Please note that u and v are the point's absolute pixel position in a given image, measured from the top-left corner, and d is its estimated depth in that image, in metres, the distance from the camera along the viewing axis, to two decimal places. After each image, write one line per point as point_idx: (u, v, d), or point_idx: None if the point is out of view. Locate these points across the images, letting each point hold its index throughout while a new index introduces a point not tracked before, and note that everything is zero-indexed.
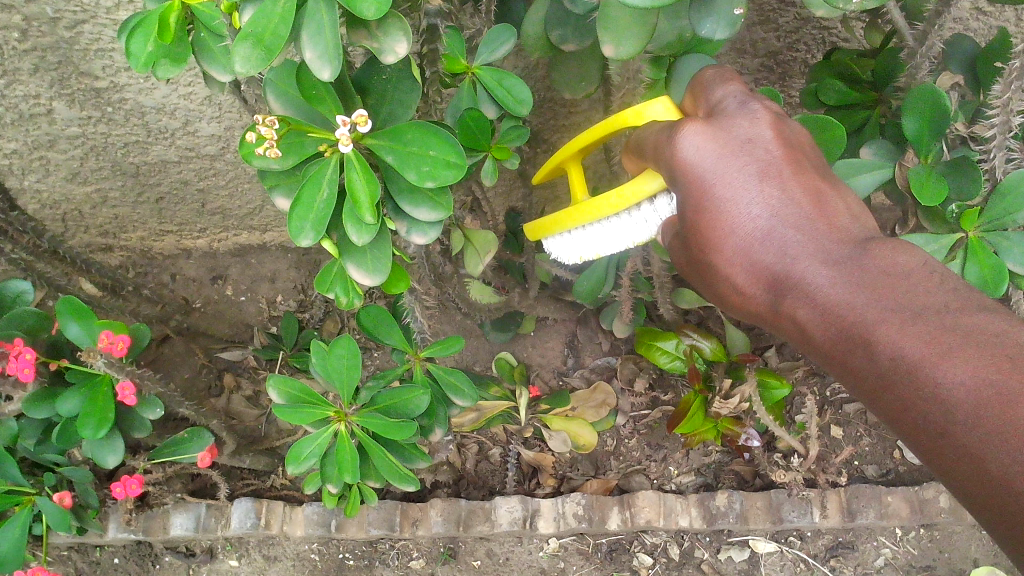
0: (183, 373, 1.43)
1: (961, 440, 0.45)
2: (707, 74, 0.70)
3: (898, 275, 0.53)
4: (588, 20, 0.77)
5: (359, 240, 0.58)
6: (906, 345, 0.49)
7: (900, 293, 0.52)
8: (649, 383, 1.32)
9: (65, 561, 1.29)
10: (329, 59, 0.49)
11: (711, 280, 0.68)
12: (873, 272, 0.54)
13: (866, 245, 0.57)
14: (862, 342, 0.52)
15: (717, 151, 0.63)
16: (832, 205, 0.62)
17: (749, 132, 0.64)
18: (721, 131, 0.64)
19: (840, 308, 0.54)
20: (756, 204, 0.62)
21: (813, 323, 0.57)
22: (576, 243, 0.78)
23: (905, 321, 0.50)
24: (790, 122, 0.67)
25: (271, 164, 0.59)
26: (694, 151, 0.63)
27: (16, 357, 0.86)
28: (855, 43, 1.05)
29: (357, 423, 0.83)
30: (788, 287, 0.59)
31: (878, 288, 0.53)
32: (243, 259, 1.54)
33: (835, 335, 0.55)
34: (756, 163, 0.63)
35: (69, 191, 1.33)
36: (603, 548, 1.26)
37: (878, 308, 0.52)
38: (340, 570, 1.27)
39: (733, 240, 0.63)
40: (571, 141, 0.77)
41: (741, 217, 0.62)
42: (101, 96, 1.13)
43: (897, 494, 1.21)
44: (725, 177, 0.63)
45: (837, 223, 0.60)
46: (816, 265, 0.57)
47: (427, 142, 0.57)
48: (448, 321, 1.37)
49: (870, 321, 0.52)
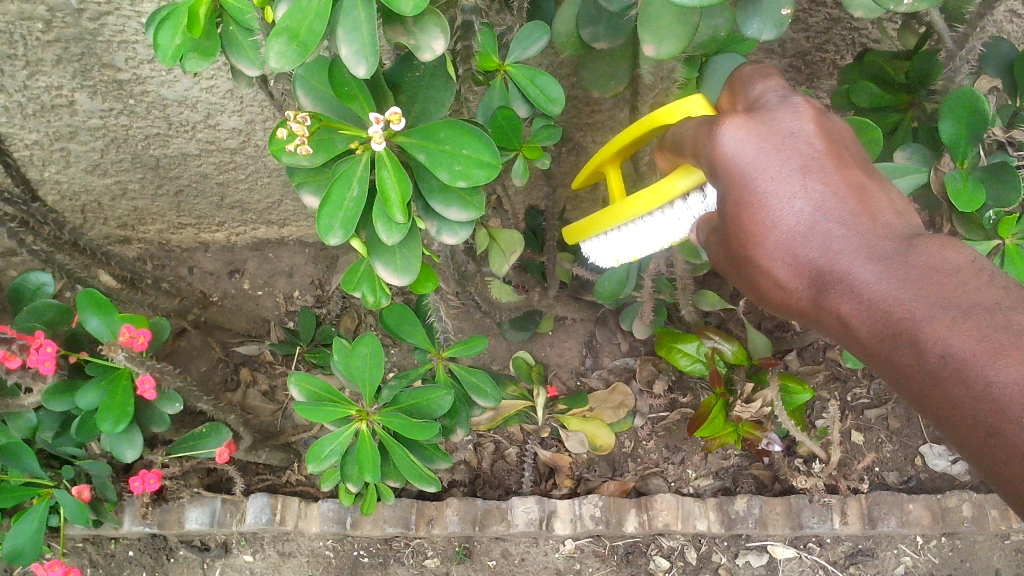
0: (199, 366, 1.43)
1: (1014, 441, 0.44)
2: (745, 70, 0.69)
3: (947, 272, 0.52)
4: (620, 19, 0.75)
5: (388, 239, 0.57)
6: (957, 343, 0.48)
7: (948, 289, 0.51)
8: (668, 385, 1.31)
9: (79, 553, 1.30)
10: (366, 57, 0.48)
11: (747, 274, 0.66)
12: (921, 268, 0.53)
13: (912, 241, 0.56)
14: (910, 338, 0.51)
15: (759, 146, 0.62)
16: (875, 200, 0.60)
17: (792, 126, 0.62)
18: (763, 125, 0.62)
19: (887, 304, 0.53)
20: (799, 199, 0.60)
21: (855, 318, 0.55)
22: (620, 242, 0.79)
23: (955, 317, 0.49)
24: (831, 117, 0.65)
25: (301, 161, 0.58)
26: (734, 145, 0.61)
27: (38, 349, 0.86)
28: (885, 44, 1.03)
29: (379, 423, 0.82)
30: (829, 281, 0.57)
31: (926, 284, 0.52)
32: (261, 253, 1.54)
33: (881, 332, 0.53)
34: (800, 157, 0.61)
35: (90, 182, 1.33)
36: (619, 550, 1.25)
37: (927, 304, 0.51)
38: (355, 568, 1.27)
39: (772, 234, 0.61)
40: (608, 144, 0.79)
41: (782, 212, 0.60)
42: (123, 88, 1.13)
43: (919, 501, 1.19)
44: (767, 172, 0.61)
45: (881, 219, 0.58)
46: (861, 260, 0.56)
47: (460, 140, 0.56)
48: (466, 319, 1.37)
49: (919, 316, 0.51)
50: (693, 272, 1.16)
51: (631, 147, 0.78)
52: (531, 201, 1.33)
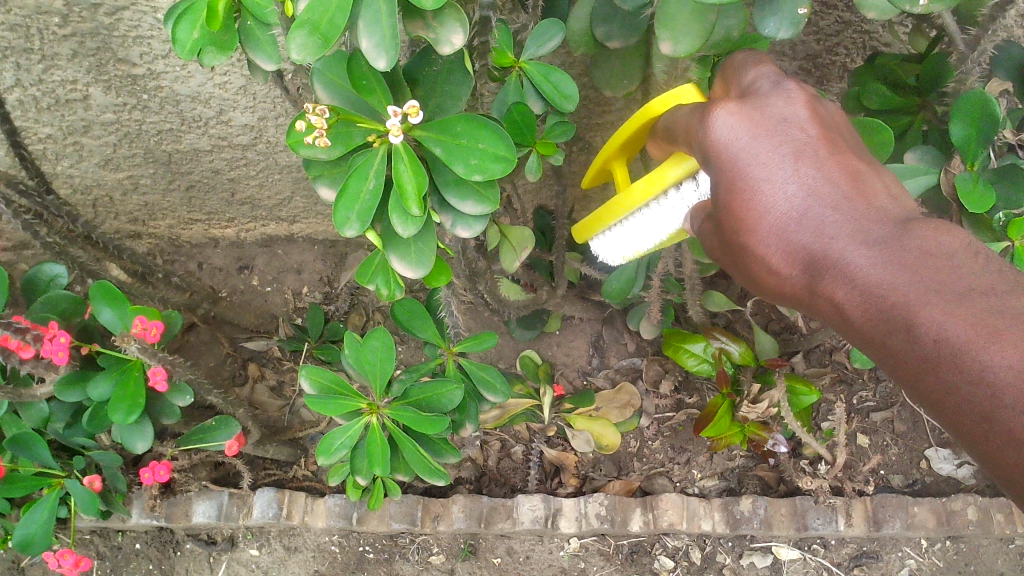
0: (208, 361, 1.44)
1: (1010, 425, 0.44)
2: (738, 59, 0.69)
3: (941, 256, 0.52)
4: (633, 18, 0.76)
5: (404, 231, 0.58)
6: (950, 327, 0.48)
7: (942, 274, 0.51)
8: (674, 385, 1.31)
9: (87, 545, 1.31)
10: (386, 49, 0.49)
11: (742, 262, 0.65)
12: (915, 252, 0.53)
13: (906, 225, 0.55)
14: (904, 324, 0.51)
15: (752, 133, 0.62)
16: (869, 184, 0.60)
17: (784, 113, 0.62)
18: (756, 111, 0.63)
19: (880, 288, 0.53)
20: (792, 183, 0.60)
21: (851, 303, 0.55)
22: (628, 235, 0.80)
23: (949, 302, 0.49)
24: (825, 104, 0.65)
25: (319, 154, 0.59)
26: (726, 131, 0.62)
27: (51, 340, 0.87)
28: (896, 48, 1.04)
29: (388, 416, 0.83)
30: (823, 267, 0.57)
31: (920, 268, 0.52)
32: (270, 249, 1.54)
33: (875, 317, 0.53)
34: (792, 143, 0.61)
35: (102, 176, 1.34)
36: (624, 549, 1.25)
37: (921, 288, 0.51)
38: (360, 563, 1.28)
39: (766, 220, 0.61)
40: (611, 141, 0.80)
41: (776, 197, 0.60)
42: (137, 83, 1.13)
43: (924, 504, 1.19)
44: (760, 158, 0.61)
45: (876, 203, 0.58)
46: (855, 245, 0.56)
47: (476, 134, 0.56)
48: (474, 317, 1.37)
49: (914, 301, 0.51)
50: (701, 272, 1.16)
51: (636, 142, 0.79)
52: (540, 201, 1.34)
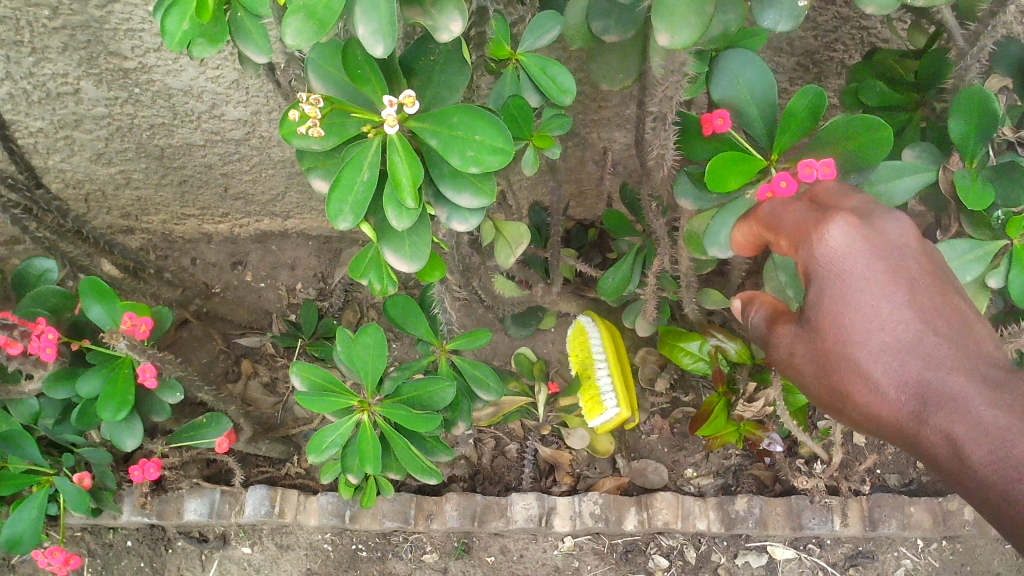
0: (201, 358, 1.43)
1: None
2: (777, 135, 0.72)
3: (973, 341, 0.55)
4: (630, 11, 0.75)
5: (399, 224, 0.57)
6: (987, 415, 0.51)
7: (968, 354, 0.54)
8: (670, 384, 1.31)
9: (78, 542, 1.30)
10: (383, 36, 0.48)
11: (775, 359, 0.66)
12: (949, 327, 0.55)
13: (939, 294, 0.57)
14: (947, 404, 0.53)
15: (795, 226, 0.64)
16: (890, 233, 0.59)
17: (800, 213, 0.65)
18: (802, 210, 0.65)
19: (916, 368, 0.54)
20: (837, 236, 0.59)
21: (878, 377, 0.56)
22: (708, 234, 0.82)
23: (988, 388, 0.52)
24: (834, 182, 0.68)
25: (312, 144, 0.58)
26: (823, 223, 0.60)
27: (39, 336, 0.86)
28: (895, 44, 1.03)
29: (379, 414, 0.81)
30: (851, 330, 0.57)
31: (958, 347, 0.54)
32: (264, 245, 1.53)
33: (1009, 463, 0.49)
34: (825, 211, 0.62)
35: (94, 171, 1.33)
36: (619, 548, 1.24)
37: (959, 372, 0.53)
38: (353, 561, 1.27)
39: (812, 277, 0.60)
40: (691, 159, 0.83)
41: (820, 251, 0.59)
42: (129, 77, 1.12)
43: (920, 504, 1.19)
44: (803, 235, 0.62)
45: (901, 252, 0.58)
46: (891, 309, 0.56)
47: (473, 125, 0.55)
48: (469, 314, 1.37)
49: (953, 385, 0.53)
50: (698, 269, 1.15)
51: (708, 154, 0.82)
52: (536, 197, 1.33)
